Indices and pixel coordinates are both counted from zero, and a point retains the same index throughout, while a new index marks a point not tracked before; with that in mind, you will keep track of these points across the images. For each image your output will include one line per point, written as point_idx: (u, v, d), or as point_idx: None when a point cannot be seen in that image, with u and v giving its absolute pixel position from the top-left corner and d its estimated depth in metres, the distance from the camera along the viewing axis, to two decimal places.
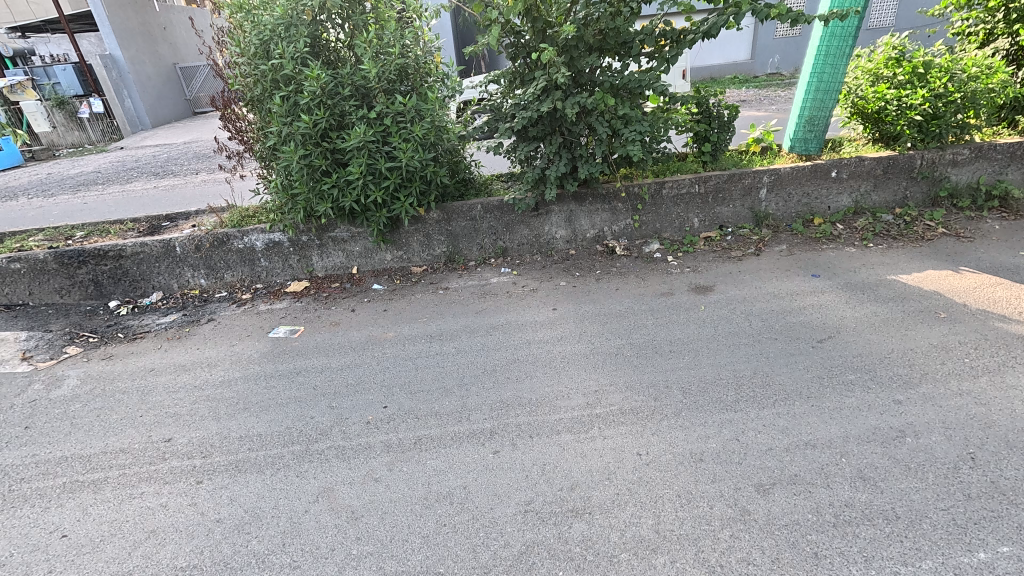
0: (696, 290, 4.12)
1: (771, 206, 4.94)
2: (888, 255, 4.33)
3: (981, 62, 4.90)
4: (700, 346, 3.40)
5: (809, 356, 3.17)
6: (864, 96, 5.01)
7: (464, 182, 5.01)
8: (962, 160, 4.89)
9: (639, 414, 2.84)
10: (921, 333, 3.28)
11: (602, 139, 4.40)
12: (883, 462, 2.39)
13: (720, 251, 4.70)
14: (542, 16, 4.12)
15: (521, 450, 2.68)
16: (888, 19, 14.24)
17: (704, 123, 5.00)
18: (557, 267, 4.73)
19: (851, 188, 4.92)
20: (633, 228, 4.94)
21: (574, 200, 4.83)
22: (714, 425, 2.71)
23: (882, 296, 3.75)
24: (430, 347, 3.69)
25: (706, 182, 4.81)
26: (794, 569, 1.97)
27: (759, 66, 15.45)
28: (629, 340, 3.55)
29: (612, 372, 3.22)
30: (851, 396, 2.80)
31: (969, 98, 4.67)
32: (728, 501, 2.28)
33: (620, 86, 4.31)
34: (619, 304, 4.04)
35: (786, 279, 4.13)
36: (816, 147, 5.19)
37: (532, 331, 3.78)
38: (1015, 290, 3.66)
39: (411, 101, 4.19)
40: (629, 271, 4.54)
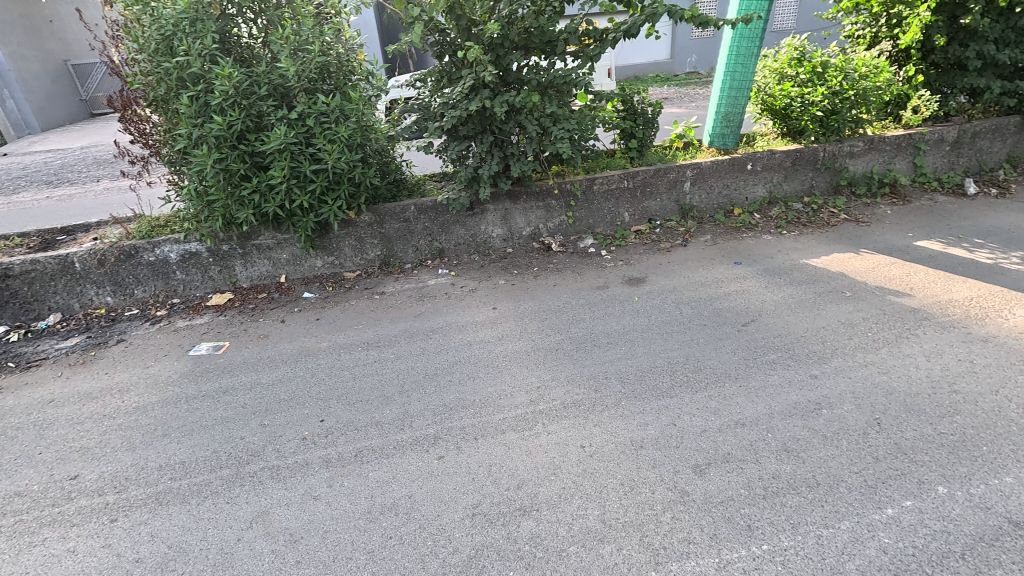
0: (629, 282, 4.25)
1: (695, 199, 5.18)
2: (800, 241, 4.68)
3: (869, 61, 5.39)
4: (635, 336, 3.51)
5: (734, 340, 3.36)
6: (772, 94, 5.38)
7: (395, 183, 4.89)
8: (858, 151, 5.35)
9: (580, 407, 2.90)
10: (831, 311, 3.57)
11: (532, 137, 4.44)
12: (804, 434, 2.57)
13: (650, 243, 4.87)
14: (465, 13, 4.10)
15: (466, 452, 2.65)
16: (789, 22, 15.40)
17: (630, 120, 5.18)
18: (495, 266, 4.72)
19: (765, 179, 5.26)
20: (567, 224, 5.02)
21: (508, 198, 4.85)
22: (652, 412, 2.81)
23: (796, 279, 4.03)
24: (368, 355, 3.56)
25: (634, 177, 4.98)
26: (731, 543, 2.08)
27: (678, 66, 16.26)
28: (568, 334, 3.61)
29: (554, 368, 3.26)
30: (773, 374, 3.00)
31: (861, 95, 5.12)
32: (668, 485, 2.36)
33: (547, 84, 4.37)
34: (556, 300, 4.09)
35: (711, 267, 4.35)
36: (733, 142, 5.48)
37: (473, 331, 3.75)
38: (907, 267, 4.06)
39: (335, 100, 4.03)
40: (565, 266, 4.62)
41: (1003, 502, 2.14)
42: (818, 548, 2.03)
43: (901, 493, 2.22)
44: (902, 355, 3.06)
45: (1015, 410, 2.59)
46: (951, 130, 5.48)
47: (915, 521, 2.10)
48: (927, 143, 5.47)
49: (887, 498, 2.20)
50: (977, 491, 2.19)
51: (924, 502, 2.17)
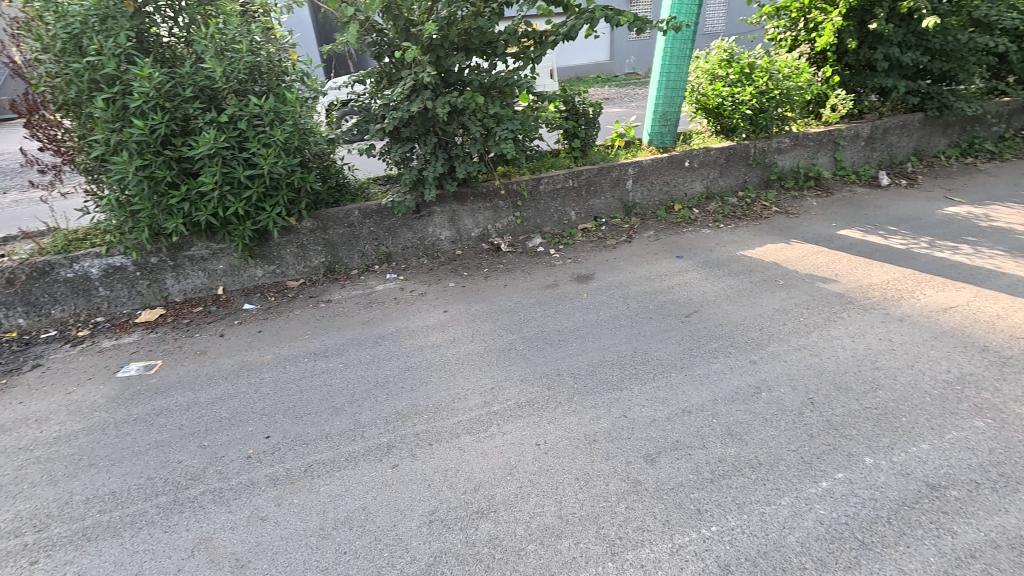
0: (578, 279, 4.32)
1: (637, 196, 5.33)
2: (737, 234, 4.91)
3: (791, 63, 5.75)
4: (585, 331, 3.58)
5: (679, 330, 3.49)
6: (705, 94, 5.62)
7: (337, 187, 4.75)
8: (785, 147, 5.67)
9: (534, 405, 2.91)
10: (766, 299, 3.77)
11: (476, 138, 4.43)
12: (746, 417, 2.70)
13: (596, 241, 4.97)
14: (402, 13, 4.07)
15: (421, 459, 2.61)
16: (719, 25, 16.16)
17: (572, 120, 5.27)
18: (444, 269, 4.67)
19: (702, 175, 5.49)
20: (515, 224, 5.04)
21: (455, 200, 4.81)
22: (604, 405, 2.87)
23: (734, 270, 4.23)
24: (315, 366, 3.44)
25: (578, 176, 5.07)
26: (682, 528, 2.15)
27: (619, 66, 16.73)
28: (520, 333, 3.63)
29: (507, 368, 3.26)
30: (716, 362, 3.14)
31: (784, 95, 5.45)
32: (621, 476, 2.42)
33: (489, 85, 4.38)
34: (507, 300, 4.10)
35: (656, 262, 4.49)
36: (671, 140, 5.67)
37: (424, 336, 3.70)
38: (832, 255, 4.34)
39: (268, 102, 3.86)
40: (515, 266, 4.64)
41: (921, 467, 2.33)
42: (762, 524, 2.14)
43: (834, 466, 2.37)
44: (830, 337, 3.27)
45: (928, 382, 2.83)
46: (866, 127, 5.90)
47: (846, 491, 2.25)
48: (845, 139, 5.87)
49: (822, 472, 2.35)
50: (900, 459, 2.38)
51: (854, 473, 2.33)
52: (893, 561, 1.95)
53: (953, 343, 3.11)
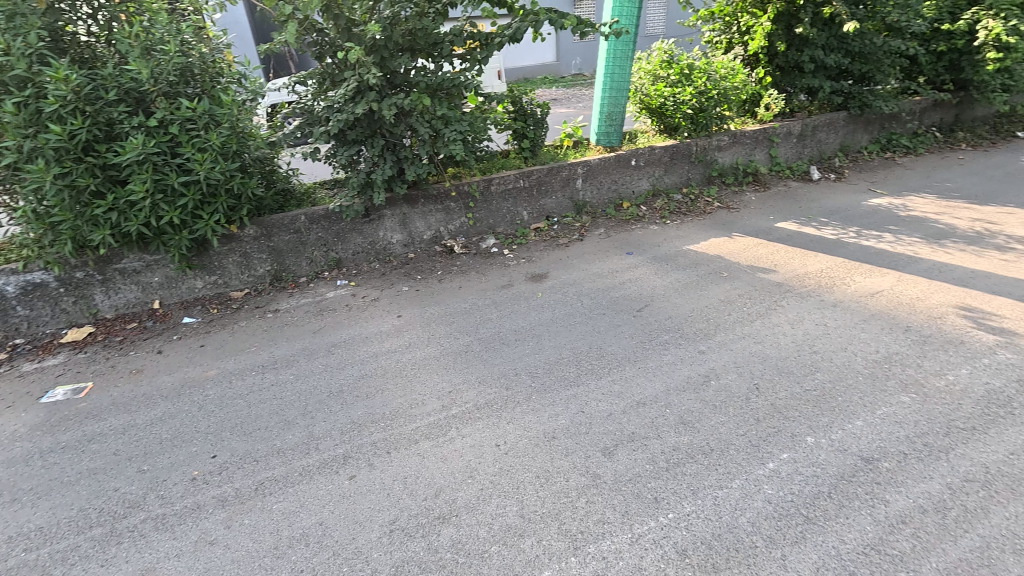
0: (532, 278, 4.35)
1: (587, 195, 5.43)
2: (683, 229, 5.08)
3: (726, 65, 6.01)
4: (541, 330, 3.61)
5: (632, 325, 3.58)
6: (648, 94, 5.80)
7: (281, 193, 4.59)
8: (725, 145, 5.91)
9: (493, 406, 2.91)
10: (712, 291, 3.93)
11: (424, 140, 4.38)
12: (696, 405, 2.80)
13: (549, 240, 5.03)
14: (343, 13, 3.98)
15: (379, 468, 2.55)
16: (660, 28, 16.71)
17: (521, 121, 5.30)
18: (397, 273, 4.59)
19: (648, 173, 5.65)
20: (468, 225, 5.02)
21: (405, 203, 4.75)
22: (562, 402, 2.90)
23: (681, 264, 4.38)
24: (263, 380, 3.30)
25: (529, 177, 5.11)
26: (640, 517, 2.21)
27: (565, 68, 17.02)
28: (476, 335, 3.61)
29: (464, 371, 3.24)
30: (668, 353, 3.24)
31: (722, 94, 5.69)
32: (581, 471, 2.46)
33: (436, 86, 4.33)
34: (463, 302, 4.07)
35: (607, 259, 4.59)
36: (617, 139, 5.80)
37: (378, 342, 3.62)
38: (771, 247, 4.57)
39: (202, 105, 3.68)
40: (469, 268, 4.62)
41: (856, 442, 2.49)
42: (716, 508, 2.22)
43: (780, 448, 2.49)
44: (772, 325, 3.44)
45: (859, 363, 3.02)
46: (797, 124, 6.24)
47: (791, 470, 2.37)
48: (779, 136, 6.19)
49: (769, 453, 2.47)
50: (837, 436, 2.53)
51: (797, 453, 2.46)
52: (834, 532, 2.08)
53: (880, 325, 3.35)
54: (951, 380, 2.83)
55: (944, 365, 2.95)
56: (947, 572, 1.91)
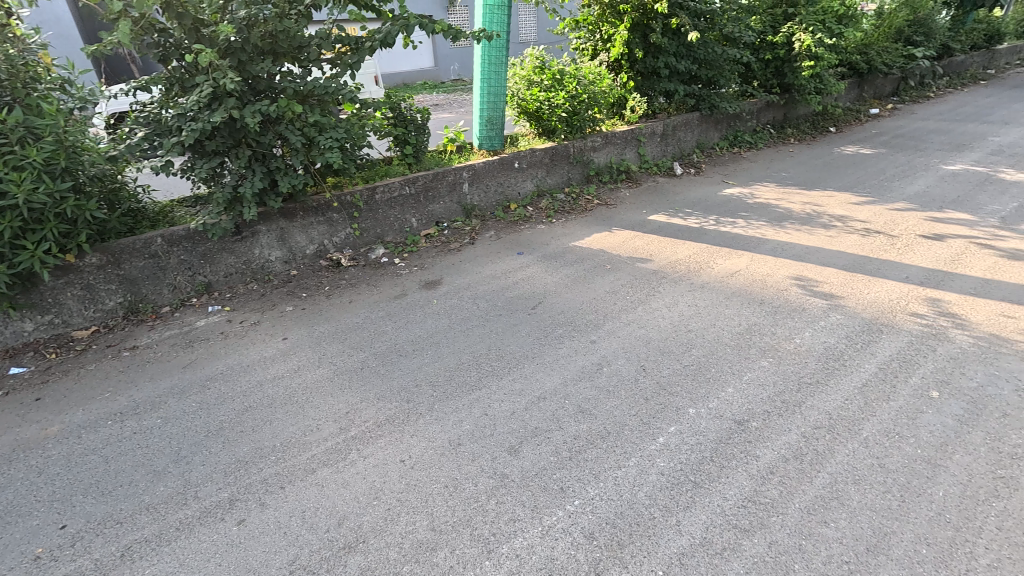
0: (426, 286, 4.28)
1: (474, 199, 5.47)
2: (568, 226, 5.32)
3: (594, 70, 6.40)
4: (439, 337, 3.56)
5: (527, 322, 3.67)
6: (524, 99, 6.00)
7: (130, 214, 4.05)
8: (598, 145, 6.29)
9: (394, 422, 2.81)
10: (598, 283, 4.16)
11: (297, 149, 4.11)
12: (593, 393, 2.94)
13: (440, 245, 4.98)
14: (188, 12, 3.65)
15: (273, 506, 2.35)
16: (532, 34, 17.40)
17: (401, 127, 5.16)
18: (278, 292, 4.26)
19: (531, 175, 5.83)
20: (353, 236, 4.81)
21: (282, 217, 4.43)
22: (465, 407, 2.89)
23: (568, 260, 4.58)
24: (122, 429, 2.87)
25: (414, 183, 5.02)
26: (549, 509, 2.26)
27: (444, 73, 17.03)
28: (371, 350, 3.47)
29: (361, 389, 3.10)
30: (563, 346, 3.37)
31: (591, 98, 6.05)
32: (489, 473, 2.46)
33: (305, 93, 4.09)
34: (354, 317, 3.89)
35: (500, 260, 4.66)
36: (500, 143, 5.91)
37: (262, 370, 3.33)
38: (647, 238, 4.94)
39: (12, 116, 3.12)
40: (358, 280, 4.43)
41: (730, 408, 2.78)
42: (617, 488, 2.35)
43: (668, 422, 2.70)
44: (652, 310, 3.73)
45: (726, 336, 3.38)
46: (659, 125, 6.83)
47: (679, 442, 2.58)
48: (645, 136, 6.72)
49: (659, 428, 2.67)
50: (714, 404, 2.81)
51: (682, 425, 2.68)
52: (718, 492, 2.30)
53: (740, 301, 3.78)
54: (798, 342, 3.27)
55: (792, 330, 3.41)
56: (808, 509, 2.20)
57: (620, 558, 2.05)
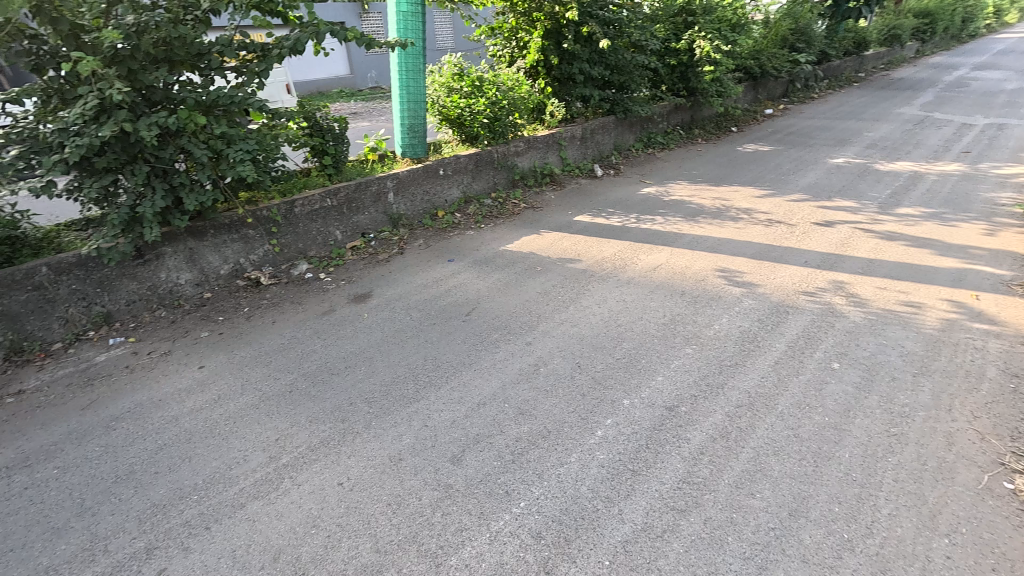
0: (355, 300, 4.14)
1: (400, 208, 5.37)
2: (497, 231, 5.35)
3: (512, 77, 6.51)
4: (372, 352, 3.46)
5: (462, 330, 3.65)
6: (445, 106, 6.01)
7: (7, 242, 3.60)
8: (522, 150, 6.39)
9: (330, 444, 2.69)
10: (530, 285, 4.22)
11: (202, 163, 3.83)
12: (532, 394, 2.97)
13: (367, 257, 4.84)
14: (65, 16, 3.31)
15: (198, 549, 2.17)
16: (449, 42, 17.42)
17: (318, 137, 4.95)
18: (191, 318, 3.95)
19: (457, 182, 5.82)
20: (273, 253, 4.56)
21: (190, 236, 4.11)
22: (404, 421, 2.82)
23: (499, 265, 4.61)
24: (10, 485, 2.54)
25: (336, 195, 4.85)
26: (495, 514, 2.26)
27: (361, 81, 16.62)
28: (300, 371, 3.30)
29: (290, 413, 2.93)
30: (499, 351, 3.39)
31: (511, 104, 6.14)
32: (432, 485, 2.42)
33: (208, 103, 3.83)
34: (279, 337, 3.68)
35: (430, 268, 4.60)
36: (423, 151, 5.84)
37: (178, 403, 3.07)
38: (575, 239, 5.07)
39: None
40: (281, 299, 4.20)
41: (661, 395, 2.91)
42: (560, 485, 2.39)
43: (605, 416, 2.78)
44: (583, 308, 3.84)
45: (653, 328, 3.55)
46: (578, 129, 7.05)
47: (616, 434, 2.66)
48: (566, 140, 6.91)
49: (597, 422, 2.74)
50: (647, 394, 2.93)
51: (618, 416, 2.77)
52: (655, 477, 2.41)
53: (664, 293, 3.98)
54: (717, 328, 3.49)
55: (711, 317, 3.64)
56: (736, 484, 2.35)
57: (567, 553, 2.08)
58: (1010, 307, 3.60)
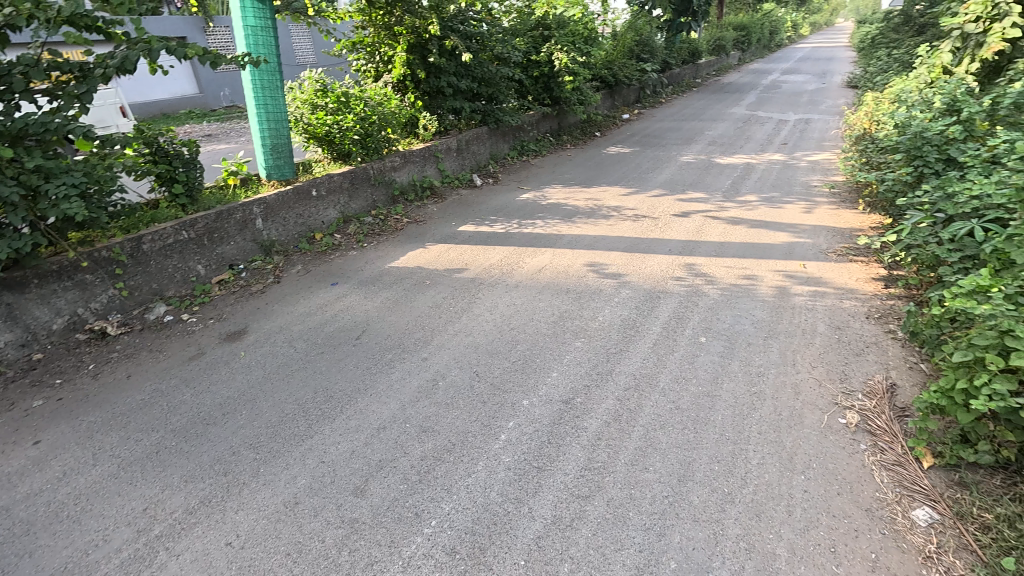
0: (228, 338, 3.78)
1: (271, 234, 5.00)
2: (380, 249, 5.21)
3: (380, 91, 6.38)
4: (253, 393, 3.17)
5: (353, 355, 3.49)
6: (310, 123, 5.73)
7: None
8: (398, 165, 6.29)
9: (212, 502, 2.42)
10: (420, 300, 4.17)
11: (13, 202, 3.25)
12: (433, 410, 2.93)
13: (238, 291, 4.44)
14: None
15: None
16: (310, 57, 16.66)
17: (164, 163, 4.44)
18: (19, 386, 3.33)
19: (332, 202, 5.56)
20: (120, 298, 4.00)
21: (8, 290, 3.47)
22: (297, 461, 2.63)
23: (386, 283, 4.48)
24: None
25: (193, 226, 4.39)
26: (406, 540, 2.19)
27: (212, 100, 15.27)
28: (167, 428, 2.92)
29: (160, 476, 2.59)
30: (395, 371, 3.29)
31: (382, 119, 6.03)
32: (336, 523, 2.28)
33: (14, 132, 3.27)
34: (137, 393, 3.23)
35: (312, 295, 4.35)
36: (291, 171, 5.51)
37: (8, 489, 2.57)
38: (461, 249, 5.10)
39: None
40: (137, 349, 3.70)
41: (557, 391, 3.04)
42: (470, 496, 2.39)
43: (508, 419, 2.84)
44: (476, 316, 3.88)
45: (544, 326, 3.69)
46: (453, 141, 7.11)
47: (520, 435, 2.72)
48: (442, 152, 6.94)
49: (500, 426, 2.79)
50: (545, 392, 3.03)
51: (520, 417, 2.84)
52: (559, 469, 2.50)
53: (551, 292, 4.16)
54: (601, 320, 3.73)
55: (595, 309, 3.87)
56: (631, 462, 2.52)
57: (483, 563, 2.08)
58: (829, 271, 4.29)
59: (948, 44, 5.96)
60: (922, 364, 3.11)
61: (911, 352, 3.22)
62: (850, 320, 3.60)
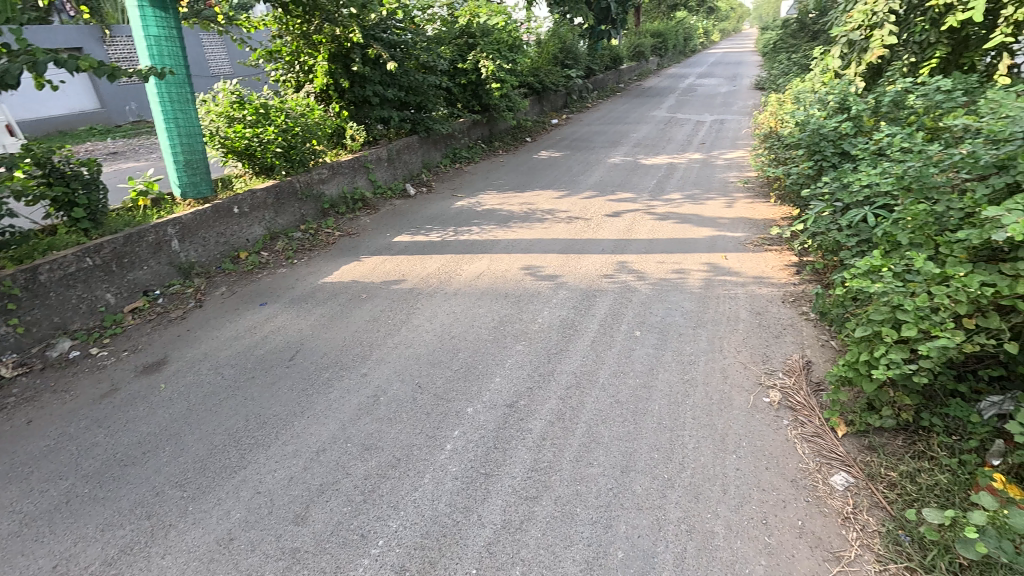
0: (146, 371, 3.50)
1: (189, 256, 4.70)
2: (311, 265, 5.02)
3: (301, 102, 6.17)
4: (177, 427, 2.96)
5: (286, 377, 3.34)
6: (227, 137, 5.44)
7: None
8: (326, 177, 6.10)
9: (135, 549, 2.24)
10: (357, 315, 4.05)
11: None
12: (375, 427, 2.86)
13: (155, 319, 4.14)
14: None
15: None
16: (226, 68, 15.85)
17: (61, 186, 4.07)
18: None
19: (256, 218, 5.30)
20: (15, 336, 3.61)
21: None
22: (230, 494, 2.48)
23: (320, 300, 4.33)
24: None
25: (99, 252, 4.04)
26: (353, 564, 2.12)
27: (118, 115, 14.15)
28: (78, 474, 2.67)
29: (72, 528, 2.36)
30: (333, 390, 3.18)
31: (306, 131, 5.83)
32: (276, 555, 2.17)
33: None
34: (40, 440, 2.93)
35: (239, 317, 4.12)
36: (209, 188, 5.21)
37: None
38: (397, 260, 5.01)
39: None
40: (38, 391, 3.36)
41: (500, 395, 3.05)
42: (418, 509, 2.34)
43: (452, 428, 2.81)
44: (415, 327, 3.83)
45: (484, 332, 3.70)
46: (383, 151, 6.98)
47: (465, 443, 2.70)
48: (372, 163, 6.79)
49: (445, 437, 2.76)
50: (489, 397, 3.04)
51: (465, 426, 2.83)
52: (506, 473, 2.51)
53: (490, 297, 4.18)
54: (540, 321, 3.79)
55: (534, 312, 3.93)
56: (576, 458, 2.57)
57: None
58: (748, 261, 4.59)
59: (836, 49, 6.48)
60: (832, 341, 3.38)
61: (822, 331, 3.50)
62: (768, 305, 3.86)
